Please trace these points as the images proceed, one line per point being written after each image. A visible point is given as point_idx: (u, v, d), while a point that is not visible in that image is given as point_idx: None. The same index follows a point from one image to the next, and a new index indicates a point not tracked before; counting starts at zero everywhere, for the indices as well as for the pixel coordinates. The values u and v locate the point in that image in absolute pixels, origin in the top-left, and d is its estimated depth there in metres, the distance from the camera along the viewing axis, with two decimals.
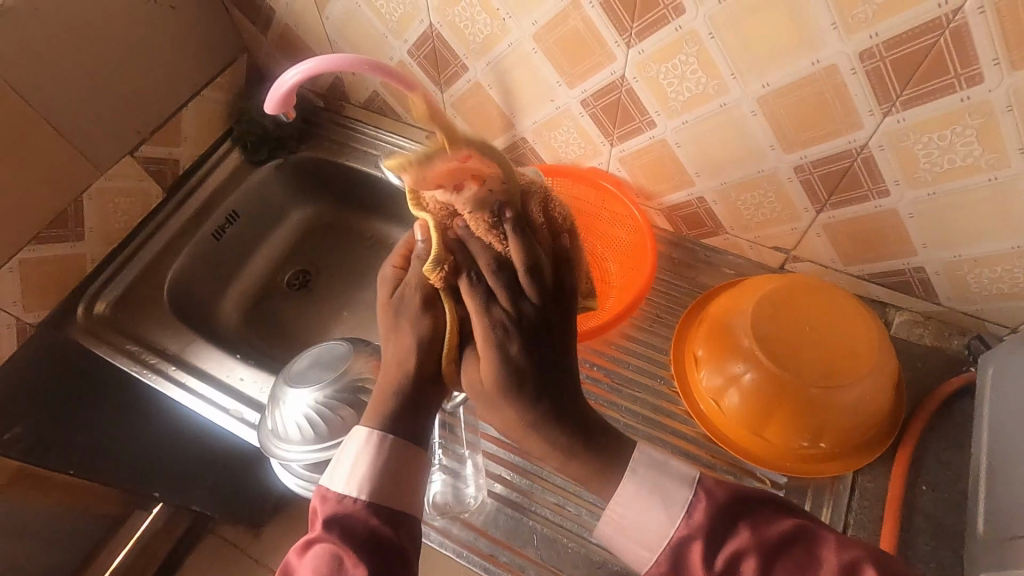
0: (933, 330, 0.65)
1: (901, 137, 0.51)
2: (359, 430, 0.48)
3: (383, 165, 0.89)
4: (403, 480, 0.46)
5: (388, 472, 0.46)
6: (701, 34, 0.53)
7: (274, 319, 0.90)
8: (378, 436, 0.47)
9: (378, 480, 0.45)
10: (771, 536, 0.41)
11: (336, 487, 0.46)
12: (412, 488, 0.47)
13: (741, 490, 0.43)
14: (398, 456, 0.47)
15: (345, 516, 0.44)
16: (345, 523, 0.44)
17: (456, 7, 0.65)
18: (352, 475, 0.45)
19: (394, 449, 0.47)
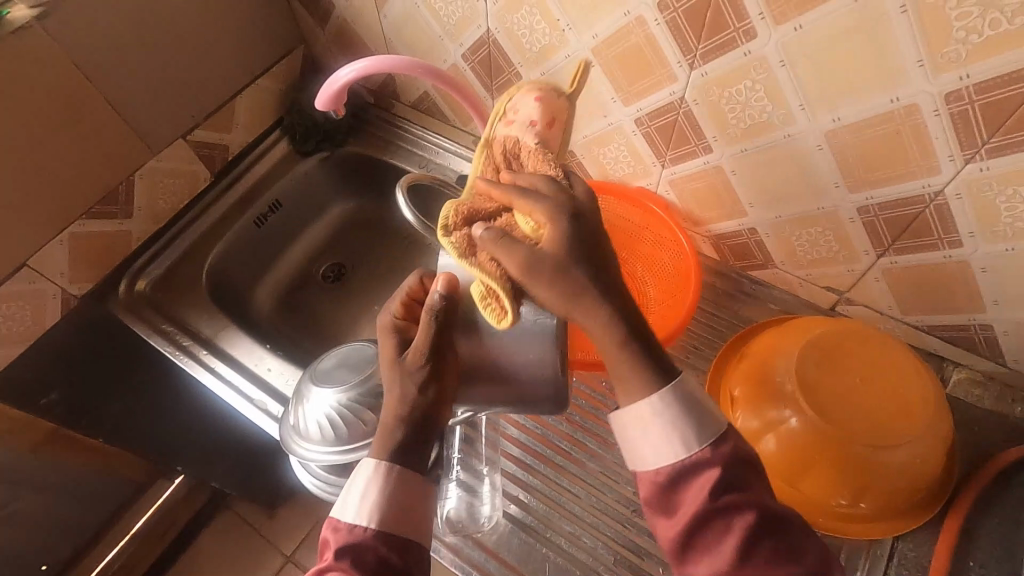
0: (993, 392, 0.61)
1: (982, 187, 0.47)
2: (369, 459, 0.46)
3: (426, 166, 0.88)
4: (413, 505, 0.45)
5: (396, 500, 0.44)
6: (772, 61, 0.50)
7: (307, 311, 0.90)
8: (385, 466, 0.45)
9: (388, 505, 0.44)
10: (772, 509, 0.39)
11: (346, 519, 0.44)
12: (419, 513, 0.45)
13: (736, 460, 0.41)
14: (407, 486, 0.45)
15: (355, 549, 0.42)
16: (356, 552, 0.42)
17: (516, 15, 0.63)
18: (360, 503, 0.44)
19: (404, 479, 0.45)
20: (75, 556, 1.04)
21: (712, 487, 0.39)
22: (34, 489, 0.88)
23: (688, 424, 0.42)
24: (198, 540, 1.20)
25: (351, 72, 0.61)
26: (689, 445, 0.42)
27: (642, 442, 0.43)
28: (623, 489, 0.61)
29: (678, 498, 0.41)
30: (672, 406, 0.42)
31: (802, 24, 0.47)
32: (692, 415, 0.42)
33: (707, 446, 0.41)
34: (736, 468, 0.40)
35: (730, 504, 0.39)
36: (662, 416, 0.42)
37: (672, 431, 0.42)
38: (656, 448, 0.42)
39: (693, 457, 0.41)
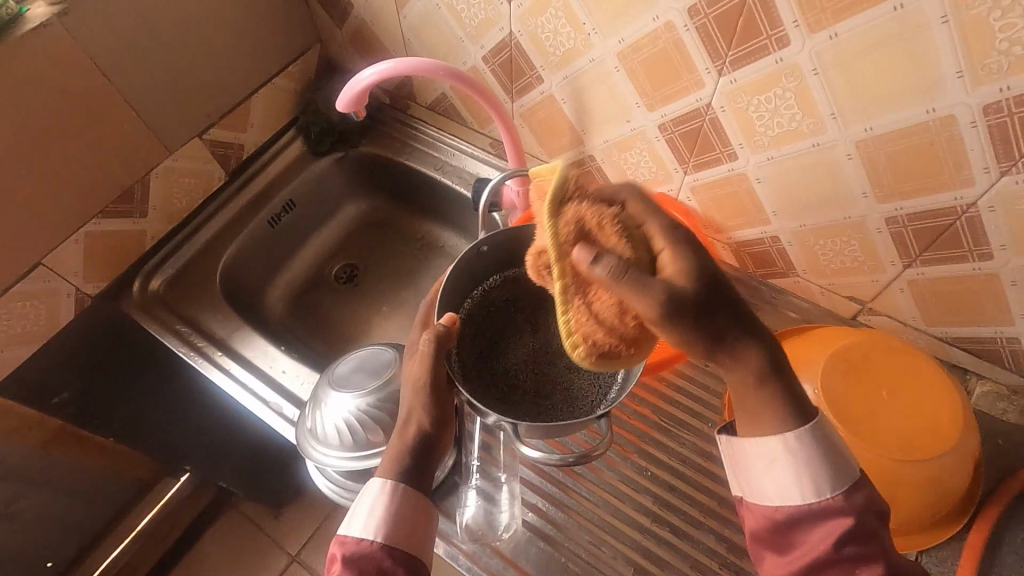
0: (1019, 406, 0.60)
1: (1017, 200, 0.47)
2: (376, 479, 0.47)
3: (442, 168, 0.88)
4: (418, 522, 0.46)
5: (405, 519, 0.45)
6: (804, 69, 0.49)
7: (319, 312, 0.90)
8: (393, 483, 0.46)
9: (397, 524, 0.45)
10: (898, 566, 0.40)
11: (353, 532, 0.45)
12: (423, 534, 0.46)
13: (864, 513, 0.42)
14: (413, 504, 0.46)
15: (363, 559, 0.43)
16: (362, 563, 0.43)
17: (541, 18, 0.62)
18: (363, 519, 0.45)
19: (409, 497, 0.46)
20: (82, 553, 1.04)
21: (838, 535, 0.41)
22: (44, 488, 0.88)
23: (820, 469, 0.43)
24: (203, 538, 1.20)
25: (374, 74, 0.60)
26: (817, 492, 0.43)
27: (768, 483, 0.45)
28: (642, 498, 0.60)
29: (803, 535, 0.43)
30: (808, 455, 0.44)
31: (838, 32, 0.46)
32: (825, 463, 0.43)
33: (838, 494, 0.43)
34: (865, 523, 0.42)
35: (858, 553, 0.40)
36: (793, 464, 0.44)
37: (802, 469, 0.43)
38: (782, 488, 0.44)
39: (822, 503, 0.43)
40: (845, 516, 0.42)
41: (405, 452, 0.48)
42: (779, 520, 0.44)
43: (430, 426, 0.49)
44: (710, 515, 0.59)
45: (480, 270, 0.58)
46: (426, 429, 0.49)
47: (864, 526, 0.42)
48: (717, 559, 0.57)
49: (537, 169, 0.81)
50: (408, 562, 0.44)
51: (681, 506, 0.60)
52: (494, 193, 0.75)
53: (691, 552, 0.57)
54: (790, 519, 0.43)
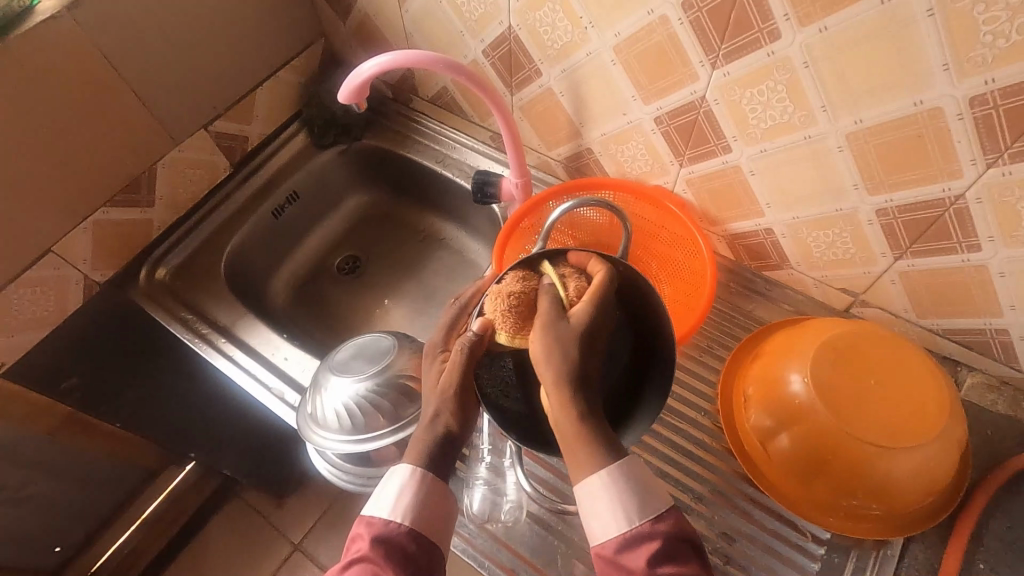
0: (1008, 398, 0.61)
1: (1003, 192, 0.48)
2: (404, 464, 0.47)
3: (443, 161, 0.89)
4: (445, 511, 0.46)
5: (429, 506, 0.45)
6: (795, 62, 0.50)
7: (323, 302, 0.92)
8: (422, 470, 0.46)
9: (421, 510, 0.45)
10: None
11: (380, 513, 0.45)
12: (445, 523, 0.46)
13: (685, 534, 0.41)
14: (439, 493, 0.46)
15: (388, 542, 0.43)
16: (389, 544, 0.43)
17: (538, 12, 0.63)
18: (388, 501, 0.45)
19: (436, 486, 0.46)
20: (88, 539, 1.06)
21: (656, 555, 0.39)
22: (52, 473, 0.90)
23: (639, 498, 0.41)
24: (208, 525, 1.22)
25: (375, 66, 0.61)
26: (635, 517, 0.41)
27: (590, 519, 0.42)
28: None
29: (626, 563, 0.40)
30: (621, 485, 0.41)
31: (827, 25, 0.47)
32: (639, 494, 0.42)
33: (645, 521, 0.41)
34: (678, 545, 0.40)
35: (671, 575, 0.38)
36: (606, 495, 0.41)
37: (616, 501, 0.41)
38: (605, 524, 0.41)
39: (637, 530, 0.41)
40: (654, 542, 0.40)
41: (428, 451, 0.47)
42: (606, 554, 0.41)
43: (456, 426, 0.48)
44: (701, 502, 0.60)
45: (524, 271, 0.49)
46: (452, 431, 0.47)
47: (677, 549, 0.40)
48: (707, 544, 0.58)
49: (536, 162, 0.82)
50: (430, 549, 0.45)
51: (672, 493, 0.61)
52: (494, 184, 0.76)
53: None
54: (614, 552, 0.41)
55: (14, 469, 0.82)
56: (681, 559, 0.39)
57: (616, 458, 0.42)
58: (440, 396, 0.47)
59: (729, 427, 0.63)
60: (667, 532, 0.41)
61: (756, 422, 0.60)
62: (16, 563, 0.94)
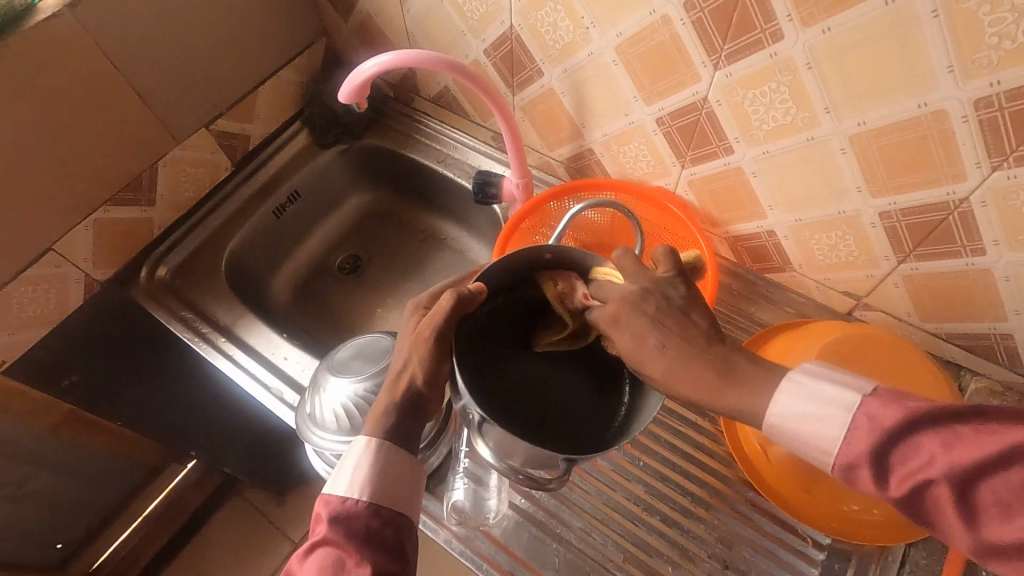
0: (1012, 402, 0.60)
1: (1009, 196, 0.47)
2: (359, 437, 0.46)
3: (444, 161, 0.89)
4: (401, 479, 0.45)
5: (385, 476, 0.44)
6: (798, 63, 0.50)
7: (323, 301, 0.92)
8: (376, 442, 0.45)
9: (378, 481, 0.44)
10: (962, 463, 0.31)
11: (337, 491, 0.43)
12: (407, 491, 0.45)
13: (896, 423, 0.34)
14: (395, 462, 0.45)
15: (347, 520, 0.42)
16: (348, 523, 0.42)
17: (540, 12, 0.63)
18: (345, 477, 0.44)
19: (393, 454, 0.45)
20: (91, 535, 1.06)
21: (881, 459, 0.34)
22: (55, 470, 0.89)
23: (824, 403, 0.38)
24: (209, 523, 1.23)
25: (376, 65, 0.61)
26: (847, 418, 0.37)
27: (805, 437, 0.38)
28: (634, 487, 0.61)
29: (866, 482, 0.35)
30: (806, 397, 0.39)
31: (831, 26, 0.46)
32: (823, 399, 0.38)
33: (850, 430, 0.36)
34: (895, 435, 0.34)
35: (914, 475, 0.32)
36: (812, 399, 0.38)
37: (810, 411, 0.38)
38: (821, 444, 0.37)
39: (850, 439, 0.36)
40: (867, 456, 0.35)
41: (393, 408, 0.47)
42: (845, 475, 0.36)
43: (422, 382, 0.47)
44: (700, 504, 0.60)
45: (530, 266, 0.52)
46: (420, 391, 0.47)
47: (905, 440, 0.34)
48: (706, 548, 0.58)
49: (538, 162, 0.81)
50: (396, 521, 0.44)
51: (672, 496, 0.61)
52: (495, 184, 0.76)
53: (680, 540, 0.58)
54: (846, 457, 0.36)
55: (16, 465, 0.82)
56: (912, 446, 0.33)
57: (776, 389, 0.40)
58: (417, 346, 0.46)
59: (729, 427, 0.61)
60: (876, 428, 0.35)
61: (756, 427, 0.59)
62: (19, 559, 0.94)
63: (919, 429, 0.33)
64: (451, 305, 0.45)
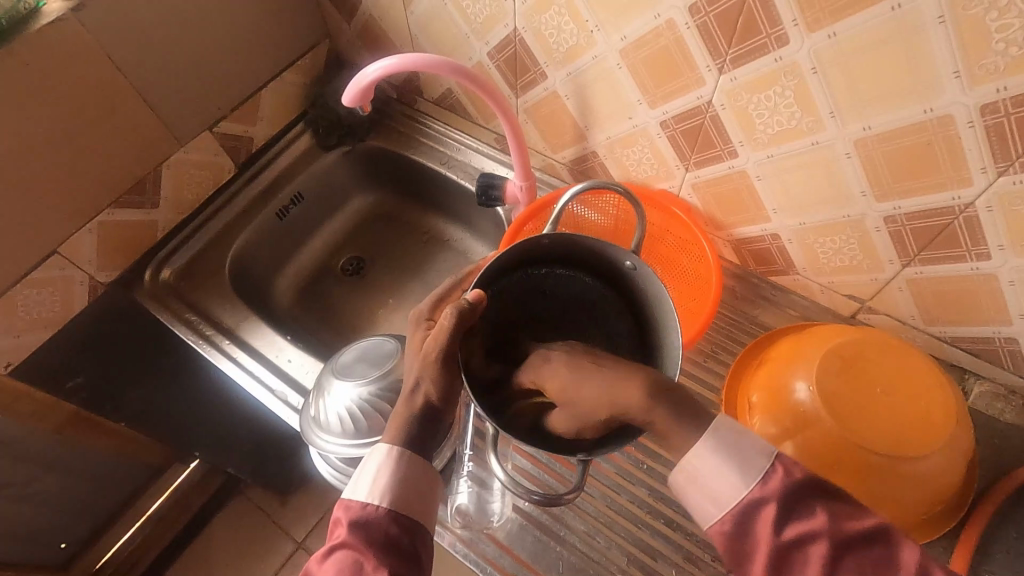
0: (1017, 407, 0.60)
1: (1014, 201, 0.47)
2: (381, 443, 0.46)
3: (447, 163, 0.89)
4: (421, 486, 0.44)
5: (405, 481, 0.44)
6: (803, 68, 0.50)
7: (326, 303, 0.92)
8: (398, 449, 0.45)
9: (399, 486, 0.43)
10: (849, 532, 0.35)
11: (357, 496, 0.43)
12: (428, 499, 0.45)
13: (808, 482, 0.38)
14: (417, 470, 0.44)
15: (365, 524, 0.42)
16: (367, 528, 0.42)
17: (544, 15, 0.63)
18: (366, 482, 0.43)
19: (415, 462, 0.45)
20: (94, 535, 1.06)
21: (776, 518, 0.37)
22: (60, 471, 0.90)
23: (740, 457, 0.39)
24: (212, 522, 1.23)
25: (380, 69, 0.61)
26: (743, 483, 0.39)
27: (700, 499, 0.40)
28: (638, 491, 0.61)
29: (753, 538, 0.37)
30: (721, 447, 0.40)
31: (836, 31, 0.46)
32: (741, 452, 0.39)
33: (754, 484, 0.38)
34: (795, 497, 0.37)
35: (805, 533, 0.35)
36: (709, 466, 0.39)
37: (726, 464, 0.39)
38: (716, 499, 0.39)
39: (750, 494, 0.38)
40: (771, 504, 0.37)
41: (409, 424, 0.46)
42: (726, 531, 0.38)
43: (437, 397, 0.46)
44: None
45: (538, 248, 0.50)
46: (433, 402, 0.46)
47: (801, 502, 0.37)
48: (711, 551, 0.58)
49: (541, 165, 0.81)
50: (415, 530, 0.43)
51: (675, 499, 0.61)
52: (498, 187, 0.76)
53: (684, 543, 0.58)
54: (732, 529, 0.38)
55: (21, 466, 0.83)
56: (806, 512, 0.37)
57: (704, 426, 0.40)
58: (422, 364, 0.46)
59: (731, 427, 0.62)
60: (781, 489, 0.38)
61: None
62: (23, 560, 0.94)
63: (818, 495, 0.37)
64: (453, 323, 0.44)
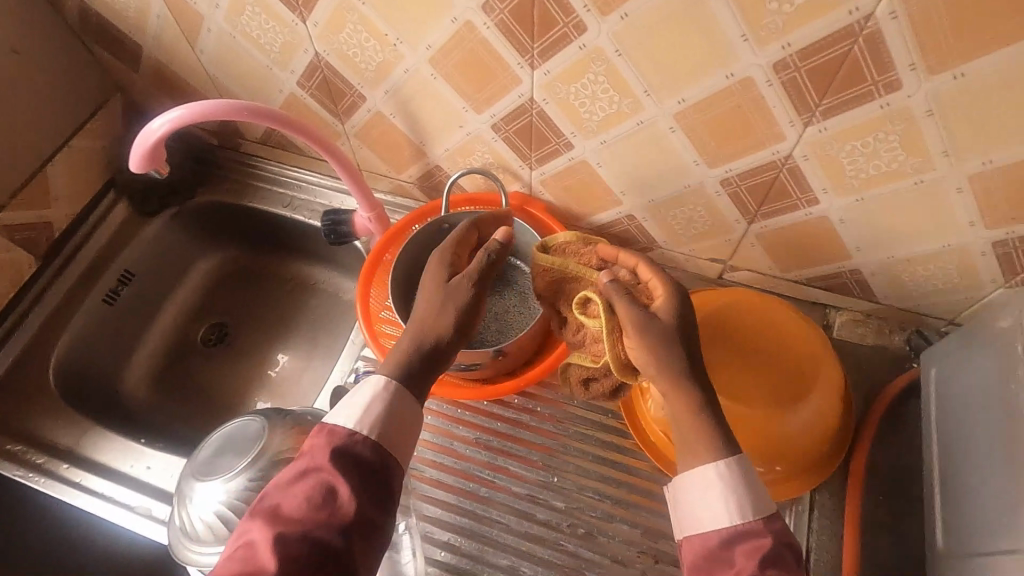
0: (874, 328, 0.65)
1: (825, 146, 0.49)
2: (373, 378, 0.47)
3: (292, 204, 0.82)
4: (406, 428, 0.46)
5: (391, 418, 0.46)
6: (607, 52, 0.48)
7: (193, 382, 0.82)
8: (393, 385, 0.47)
9: (383, 423, 0.45)
10: None
11: (343, 423, 0.45)
12: (404, 444, 0.46)
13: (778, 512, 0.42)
14: (403, 408, 0.46)
15: (347, 450, 0.44)
16: (350, 453, 0.44)
17: (342, 34, 0.58)
18: (355, 414, 0.45)
19: (404, 401, 0.47)
20: None
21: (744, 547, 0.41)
22: None
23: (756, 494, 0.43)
24: None
25: (165, 123, 0.54)
26: (738, 516, 0.43)
27: (691, 510, 0.44)
28: (554, 506, 0.59)
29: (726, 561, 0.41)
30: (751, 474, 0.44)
31: (627, 11, 0.45)
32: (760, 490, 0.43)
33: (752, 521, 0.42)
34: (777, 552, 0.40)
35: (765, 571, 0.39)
36: (723, 488, 0.43)
37: (732, 495, 0.43)
38: (712, 515, 0.43)
39: (741, 528, 0.42)
40: (759, 540, 0.41)
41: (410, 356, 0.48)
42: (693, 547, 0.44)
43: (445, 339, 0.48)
44: (620, 505, 0.59)
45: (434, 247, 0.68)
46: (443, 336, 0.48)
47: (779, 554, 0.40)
48: (634, 548, 0.57)
49: (390, 187, 0.77)
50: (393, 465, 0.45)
51: (592, 504, 0.59)
52: (346, 222, 0.71)
53: (608, 547, 0.57)
54: (719, 545, 0.42)
55: None
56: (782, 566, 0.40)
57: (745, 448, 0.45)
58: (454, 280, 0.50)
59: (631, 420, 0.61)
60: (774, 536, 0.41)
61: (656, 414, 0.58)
62: None
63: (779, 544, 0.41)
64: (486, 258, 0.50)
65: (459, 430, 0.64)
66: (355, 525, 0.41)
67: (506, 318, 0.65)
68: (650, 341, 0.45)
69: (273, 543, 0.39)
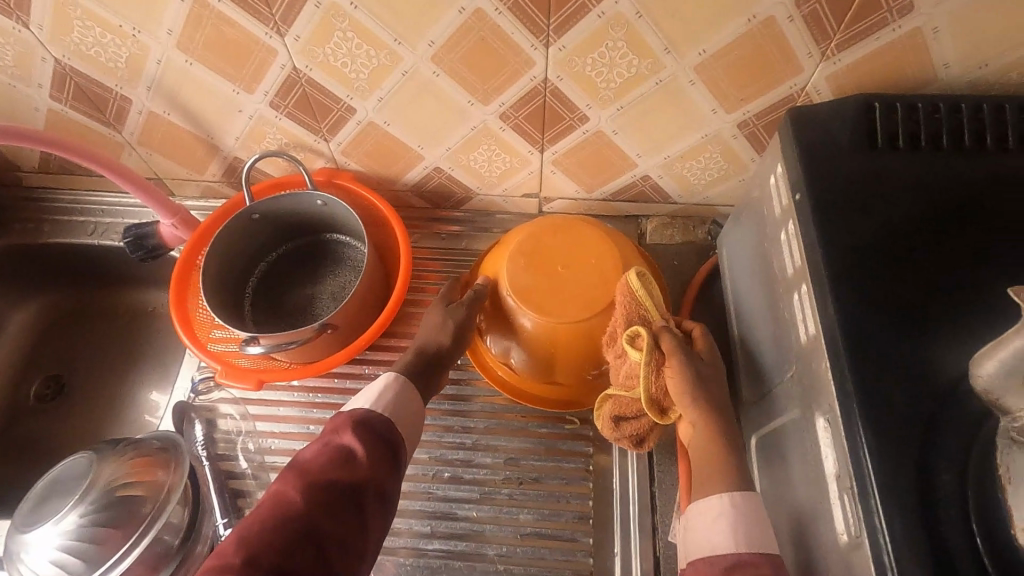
0: (680, 227, 0.71)
1: (570, 64, 0.52)
2: (387, 373, 0.55)
3: (97, 230, 0.76)
4: (411, 416, 0.52)
5: (399, 401, 0.52)
6: (343, 6, 0.49)
7: (35, 443, 0.76)
8: (400, 377, 0.54)
9: (394, 404, 0.51)
10: None
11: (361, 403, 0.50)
12: (410, 433, 0.52)
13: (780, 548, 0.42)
14: (410, 398, 0.53)
15: (365, 421, 0.48)
16: (366, 423, 0.48)
17: (76, 34, 0.54)
18: (370, 398, 0.51)
19: (410, 391, 0.54)
20: None
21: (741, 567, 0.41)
22: None
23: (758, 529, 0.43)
24: None
25: None
26: (739, 545, 0.42)
27: (697, 545, 0.45)
28: (418, 459, 0.62)
29: None
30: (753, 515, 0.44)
31: None
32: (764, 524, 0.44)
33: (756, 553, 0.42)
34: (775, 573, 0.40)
35: None
36: (729, 518, 0.44)
37: (734, 522, 0.43)
38: (713, 544, 0.44)
39: (741, 555, 0.42)
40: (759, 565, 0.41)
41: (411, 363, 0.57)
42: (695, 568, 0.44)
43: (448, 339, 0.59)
44: (481, 442, 0.62)
45: (250, 243, 0.67)
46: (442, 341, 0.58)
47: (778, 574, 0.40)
48: (499, 476, 0.60)
49: (199, 191, 0.73)
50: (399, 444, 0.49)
51: (455, 448, 0.62)
52: (152, 234, 0.67)
53: (475, 482, 0.60)
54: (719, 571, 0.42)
55: None
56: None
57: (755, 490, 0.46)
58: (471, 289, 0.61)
59: (477, 357, 0.65)
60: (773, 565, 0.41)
61: (496, 350, 0.62)
62: None
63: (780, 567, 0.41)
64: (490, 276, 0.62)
65: (314, 414, 0.65)
66: (368, 485, 0.43)
67: (342, 295, 0.67)
68: (687, 361, 0.51)
69: (302, 488, 0.42)
